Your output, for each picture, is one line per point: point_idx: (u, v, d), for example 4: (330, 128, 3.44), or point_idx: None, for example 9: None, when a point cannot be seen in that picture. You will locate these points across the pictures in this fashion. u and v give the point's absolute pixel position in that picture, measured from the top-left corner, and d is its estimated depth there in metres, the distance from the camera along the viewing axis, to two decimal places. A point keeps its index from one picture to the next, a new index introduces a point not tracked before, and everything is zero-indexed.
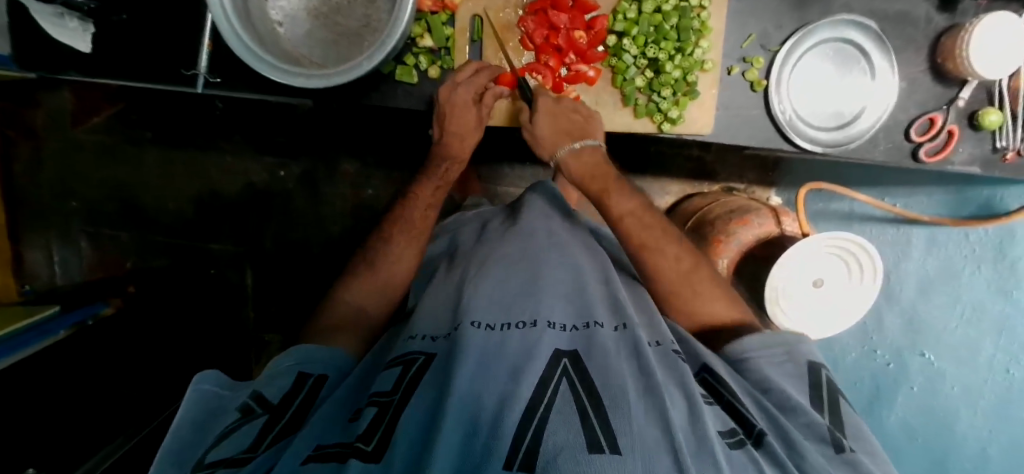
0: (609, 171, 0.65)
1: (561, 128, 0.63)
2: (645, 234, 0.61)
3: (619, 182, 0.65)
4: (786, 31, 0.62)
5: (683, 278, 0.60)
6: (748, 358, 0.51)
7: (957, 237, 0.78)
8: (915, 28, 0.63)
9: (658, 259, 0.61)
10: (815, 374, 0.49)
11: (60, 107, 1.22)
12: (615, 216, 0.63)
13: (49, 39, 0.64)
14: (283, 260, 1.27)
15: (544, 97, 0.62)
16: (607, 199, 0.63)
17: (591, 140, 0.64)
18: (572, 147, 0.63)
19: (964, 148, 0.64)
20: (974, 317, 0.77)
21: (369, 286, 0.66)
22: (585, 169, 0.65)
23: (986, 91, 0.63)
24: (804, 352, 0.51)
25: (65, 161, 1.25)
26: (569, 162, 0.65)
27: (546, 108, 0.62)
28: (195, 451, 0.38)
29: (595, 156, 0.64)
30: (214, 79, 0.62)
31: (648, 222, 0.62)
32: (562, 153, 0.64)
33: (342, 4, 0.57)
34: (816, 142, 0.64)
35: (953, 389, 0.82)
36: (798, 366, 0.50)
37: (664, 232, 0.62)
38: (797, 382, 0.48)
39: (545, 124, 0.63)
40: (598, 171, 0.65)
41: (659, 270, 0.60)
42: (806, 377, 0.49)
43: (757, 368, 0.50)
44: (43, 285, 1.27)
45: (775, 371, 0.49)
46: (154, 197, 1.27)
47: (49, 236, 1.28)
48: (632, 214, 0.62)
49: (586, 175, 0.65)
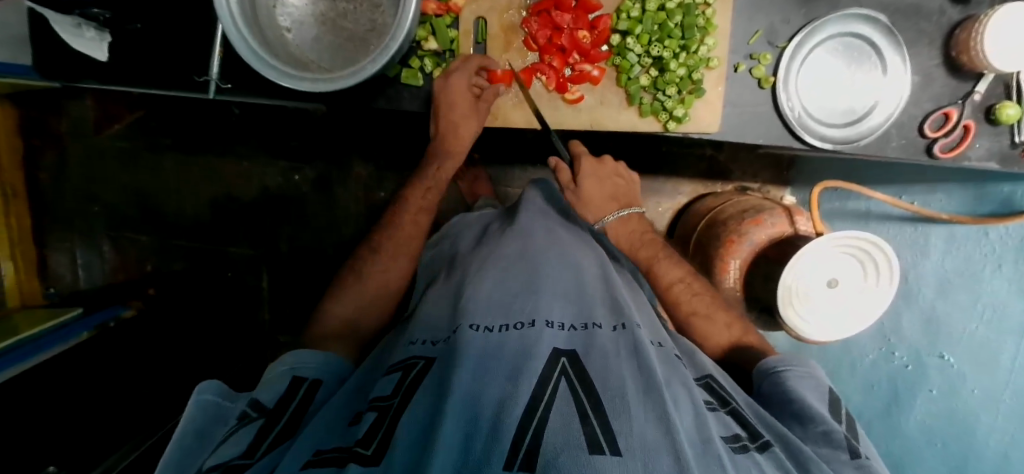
0: (657, 238, 0.72)
1: (607, 190, 0.74)
2: (693, 301, 0.65)
3: (667, 251, 0.71)
4: (793, 27, 0.61)
5: (734, 343, 0.62)
6: (781, 370, 0.51)
7: (976, 235, 0.76)
8: (927, 21, 0.61)
9: (708, 325, 0.64)
10: (835, 401, 0.49)
11: (82, 115, 1.26)
12: (664, 285, 0.67)
13: (68, 49, 0.66)
14: (296, 262, 1.29)
15: (586, 159, 0.73)
16: (655, 266, 0.68)
17: (633, 209, 0.74)
18: (620, 212, 0.72)
19: (981, 142, 0.62)
20: (995, 319, 0.74)
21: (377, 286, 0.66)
22: (633, 236, 0.72)
23: (1004, 85, 0.61)
24: (823, 379, 0.51)
25: (88, 168, 1.29)
26: (618, 230, 0.72)
27: (589, 168, 0.73)
28: (195, 458, 0.39)
29: (639, 224, 0.73)
30: (226, 85, 0.64)
31: (696, 289, 0.67)
32: (612, 218, 0.72)
33: (349, 9, 0.58)
34: (826, 139, 0.63)
35: (973, 392, 0.79)
36: (823, 388, 0.49)
37: (712, 299, 0.66)
38: (821, 398, 0.48)
39: (593, 189, 0.73)
40: (646, 237, 0.72)
41: (707, 337, 0.63)
42: (828, 399, 0.48)
43: (788, 379, 0.49)
44: (67, 288, 1.31)
45: (804, 384, 0.49)
46: (172, 201, 1.30)
47: (72, 239, 1.32)
48: (680, 282, 0.67)
49: (636, 240, 0.71)
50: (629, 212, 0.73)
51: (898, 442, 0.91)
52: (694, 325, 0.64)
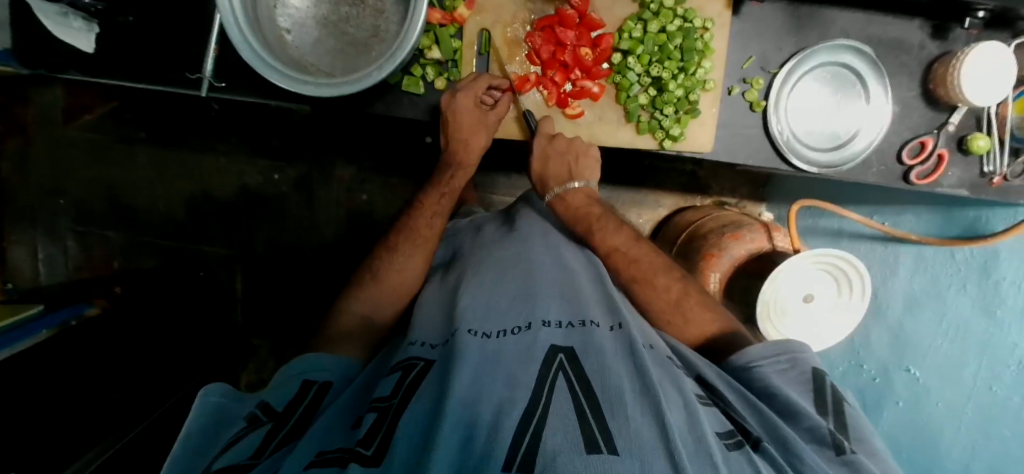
0: (596, 210, 0.68)
1: (551, 168, 0.67)
2: (632, 267, 0.63)
3: (604, 219, 0.67)
4: (785, 53, 0.64)
5: (674, 308, 0.60)
6: (755, 367, 0.50)
7: (942, 256, 0.80)
8: (908, 54, 0.65)
9: (649, 290, 0.62)
10: (819, 384, 0.49)
11: (52, 104, 1.20)
12: (606, 250, 0.65)
13: (47, 35, 0.63)
14: (275, 263, 1.26)
15: (538, 140, 0.65)
16: (593, 234, 0.66)
17: (575, 184, 0.68)
18: (557, 191, 0.69)
19: (953, 171, 0.66)
20: (958, 336, 0.79)
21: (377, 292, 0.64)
22: (574, 210, 0.68)
23: (975, 117, 0.64)
24: (807, 359, 0.51)
25: (55, 159, 1.24)
26: (559, 205, 0.69)
27: (540, 151, 0.66)
28: (200, 459, 0.38)
29: (584, 198, 0.68)
30: (218, 83, 0.62)
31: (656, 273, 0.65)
32: (552, 196, 0.69)
33: (351, 13, 0.57)
34: (812, 163, 0.65)
35: (937, 406, 0.83)
36: (804, 374, 0.49)
37: (652, 263, 0.64)
38: (802, 389, 0.48)
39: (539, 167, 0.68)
40: (585, 210, 0.68)
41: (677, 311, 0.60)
42: (813, 386, 0.49)
43: (764, 377, 0.49)
44: (27, 284, 1.25)
45: (781, 380, 0.49)
46: (146, 197, 1.25)
47: (34, 233, 1.26)
48: (620, 249, 0.64)
49: (573, 214, 0.68)
50: (571, 189, 0.68)
51: None
52: (637, 291, 0.63)
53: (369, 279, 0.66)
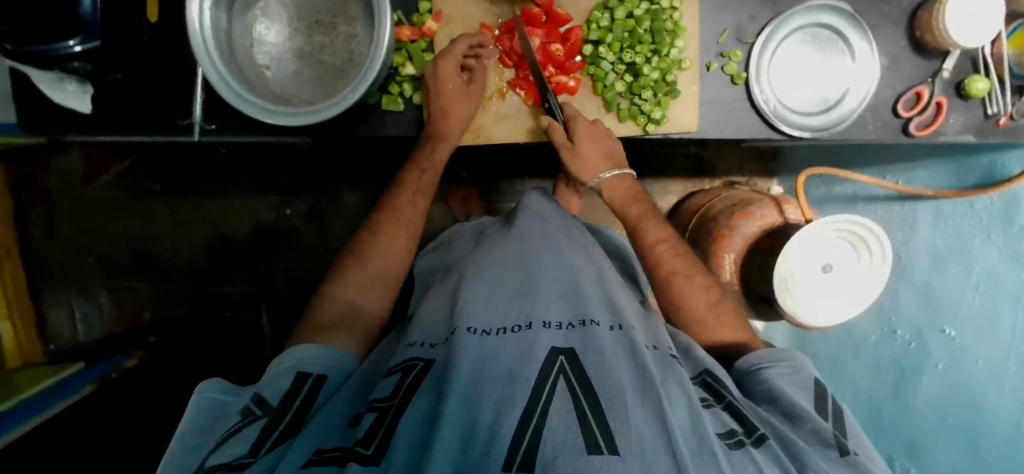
0: (646, 202, 0.67)
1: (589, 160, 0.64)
2: (675, 261, 0.62)
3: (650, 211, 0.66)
4: (759, 22, 0.63)
5: (709, 311, 0.60)
6: (761, 368, 0.50)
7: (962, 208, 0.76)
8: (889, 5, 0.63)
9: (687, 285, 0.61)
10: (821, 391, 0.48)
11: (71, 168, 1.26)
12: (650, 243, 0.64)
13: (47, 101, 0.66)
14: (294, 296, 1.28)
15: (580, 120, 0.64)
16: (633, 235, 0.65)
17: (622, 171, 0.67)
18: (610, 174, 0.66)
19: (955, 117, 0.64)
20: (990, 289, 0.72)
21: (371, 275, 0.64)
22: (625, 195, 0.67)
23: (971, 59, 0.62)
24: (808, 370, 0.51)
25: (79, 221, 1.29)
26: (614, 187, 0.67)
27: (583, 129, 0.64)
28: (199, 453, 0.40)
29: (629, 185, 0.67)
30: (208, 126, 0.64)
31: (680, 250, 0.64)
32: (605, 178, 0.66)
33: (325, 42, 0.59)
34: (803, 128, 0.64)
35: (978, 363, 0.75)
36: (806, 381, 0.49)
37: (690, 263, 0.64)
38: (804, 393, 0.47)
39: (589, 150, 0.64)
40: (633, 198, 0.67)
41: (685, 298, 0.60)
42: (814, 392, 0.48)
43: (766, 377, 0.48)
44: (67, 344, 1.31)
45: (786, 382, 0.48)
46: (165, 246, 1.30)
47: (68, 294, 1.32)
48: (665, 242, 0.64)
49: (626, 198, 0.67)
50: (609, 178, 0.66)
51: (911, 423, 0.87)
52: (674, 283, 0.61)
53: (355, 261, 0.65)
